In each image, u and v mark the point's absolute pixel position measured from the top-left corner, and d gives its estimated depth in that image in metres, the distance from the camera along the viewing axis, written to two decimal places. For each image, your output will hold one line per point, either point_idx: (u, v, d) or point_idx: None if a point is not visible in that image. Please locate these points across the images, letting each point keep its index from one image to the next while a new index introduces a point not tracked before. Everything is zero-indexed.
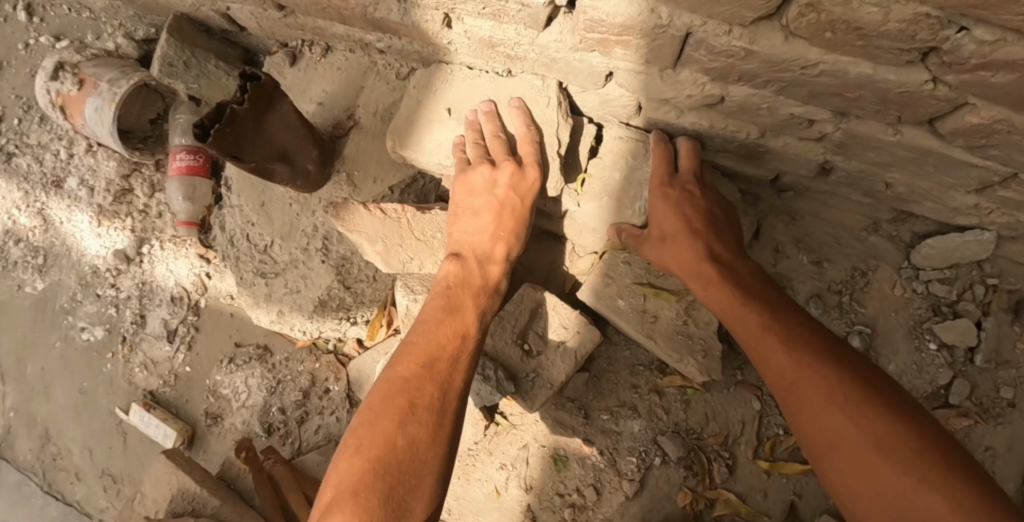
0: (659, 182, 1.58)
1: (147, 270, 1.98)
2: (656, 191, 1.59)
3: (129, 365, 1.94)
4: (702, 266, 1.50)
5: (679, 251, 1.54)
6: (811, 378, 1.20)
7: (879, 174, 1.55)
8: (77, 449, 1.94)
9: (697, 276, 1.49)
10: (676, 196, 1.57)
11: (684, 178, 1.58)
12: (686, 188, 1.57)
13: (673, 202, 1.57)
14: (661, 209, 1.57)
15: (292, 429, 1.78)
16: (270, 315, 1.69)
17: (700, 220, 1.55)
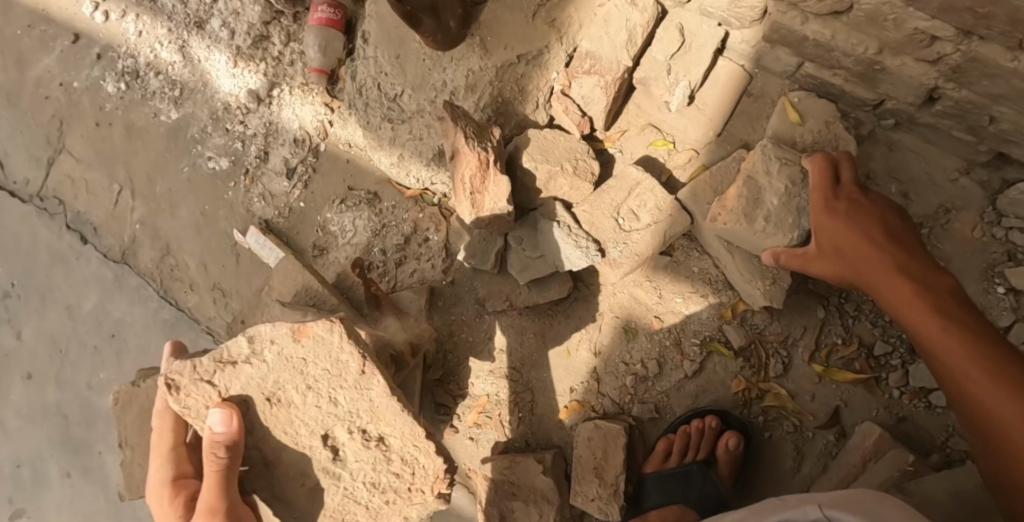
0: (825, 201, 1.54)
1: (275, 112, 2.15)
2: (823, 206, 1.54)
3: (248, 195, 2.13)
4: (891, 284, 1.43)
5: (852, 264, 1.49)
6: (994, 384, 1.24)
7: (987, 106, 1.61)
8: (194, 263, 2.15)
9: (885, 292, 1.44)
10: (846, 209, 1.52)
11: (849, 189, 1.55)
12: (852, 199, 1.54)
13: (843, 215, 1.52)
14: (835, 225, 1.51)
15: (390, 270, 1.99)
16: (391, 157, 1.95)
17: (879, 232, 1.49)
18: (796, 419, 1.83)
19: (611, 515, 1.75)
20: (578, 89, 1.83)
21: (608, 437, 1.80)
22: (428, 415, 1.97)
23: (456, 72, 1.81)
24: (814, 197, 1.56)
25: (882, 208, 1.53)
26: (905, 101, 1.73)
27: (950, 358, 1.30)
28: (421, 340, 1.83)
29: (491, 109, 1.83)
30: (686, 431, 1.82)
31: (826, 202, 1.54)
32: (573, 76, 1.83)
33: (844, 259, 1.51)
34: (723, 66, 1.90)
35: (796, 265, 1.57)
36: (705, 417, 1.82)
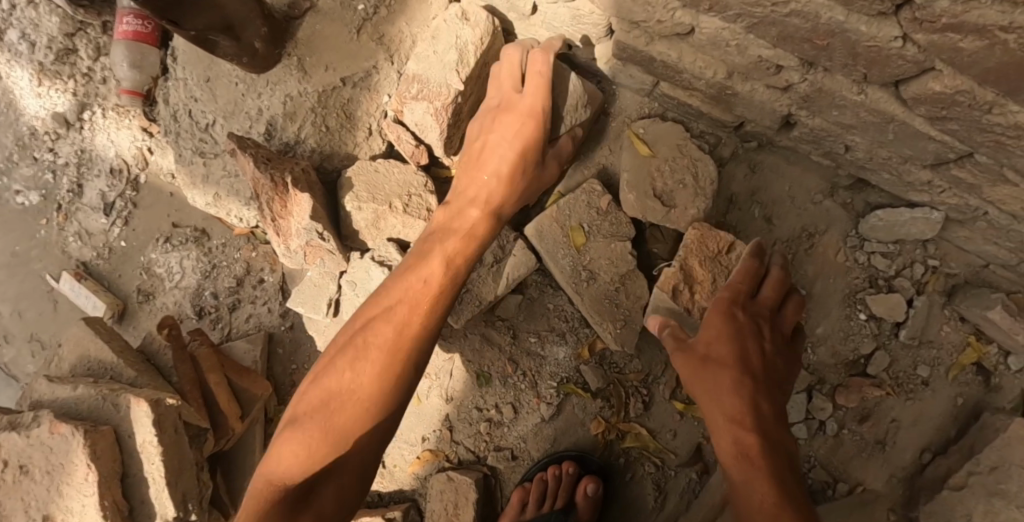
0: (726, 305, 1.46)
1: (88, 138, 1.90)
2: (720, 313, 1.46)
3: (64, 234, 1.90)
4: (741, 429, 1.38)
5: (706, 388, 1.44)
6: None
7: (841, 134, 1.51)
8: (7, 312, 1.92)
9: (730, 436, 1.39)
10: (739, 321, 1.45)
11: (758, 307, 1.48)
12: (757, 318, 1.47)
13: (737, 327, 1.45)
14: (723, 338, 1.44)
15: (223, 315, 1.80)
16: (206, 198, 1.66)
17: (757, 364, 1.43)
18: (657, 458, 1.75)
19: None
20: (410, 117, 1.62)
21: (459, 490, 1.69)
22: None
23: (273, 98, 1.62)
24: (720, 298, 1.47)
25: (775, 341, 1.48)
26: (762, 124, 1.61)
27: None
28: (251, 397, 1.68)
29: (314, 140, 1.63)
30: (543, 479, 1.72)
31: (725, 310, 1.46)
32: (403, 102, 1.59)
33: (713, 377, 1.44)
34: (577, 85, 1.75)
35: (670, 346, 1.49)
36: (562, 463, 1.72)
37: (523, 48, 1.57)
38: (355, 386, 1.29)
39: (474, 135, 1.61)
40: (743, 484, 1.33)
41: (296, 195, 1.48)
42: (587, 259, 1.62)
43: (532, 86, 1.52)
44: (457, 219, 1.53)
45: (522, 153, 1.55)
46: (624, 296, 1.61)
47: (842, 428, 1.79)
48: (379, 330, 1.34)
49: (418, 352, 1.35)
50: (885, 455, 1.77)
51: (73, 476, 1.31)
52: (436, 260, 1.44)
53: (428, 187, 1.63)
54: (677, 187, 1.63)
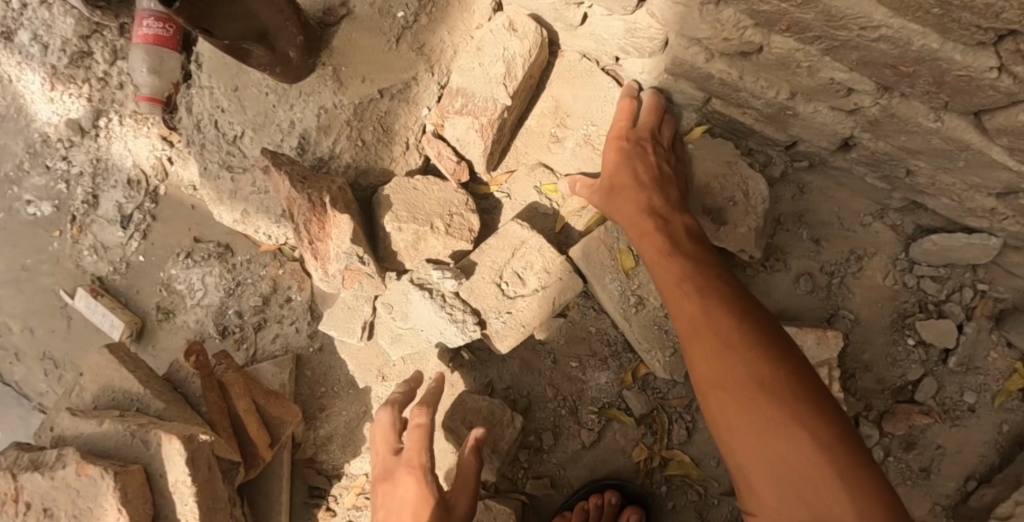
0: (616, 137, 1.55)
1: (103, 146, 1.80)
2: (608, 191, 1.53)
3: (77, 247, 1.80)
4: (653, 234, 1.42)
5: (669, 277, 1.33)
6: (779, 404, 1.07)
7: (905, 159, 1.44)
8: (18, 328, 1.83)
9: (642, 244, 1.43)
10: (642, 195, 1.48)
11: (641, 133, 1.55)
12: (640, 143, 1.53)
13: (627, 156, 1.52)
14: (634, 221, 1.47)
15: (248, 335, 1.72)
16: (233, 214, 1.58)
17: (647, 175, 1.50)
18: (700, 487, 1.68)
19: None
20: (452, 131, 1.55)
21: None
22: (299, 500, 1.73)
23: (306, 110, 1.53)
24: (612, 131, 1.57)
25: (660, 157, 1.54)
26: (818, 145, 1.55)
27: (726, 379, 1.13)
28: (280, 425, 1.59)
29: (350, 155, 1.55)
30: (584, 508, 1.65)
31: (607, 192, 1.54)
32: (445, 116, 1.54)
33: (621, 203, 1.51)
34: None
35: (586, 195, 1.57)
36: (604, 492, 1.66)
37: (391, 410, 1.47)
38: None
39: (384, 460, 1.45)
40: (722, 379, 1.14)
41: (335, 216, 1.40)
42: (636, 284, 1.55)
43: (411, 440, 1.42)
44: (395, 493, 1.41)
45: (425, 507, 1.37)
46: (672, 321, 1.54)
47: (887, 456, 1.74)
48: None
49: None
50: (929, 484, 1.72)
51: (102, 521, 1.22)
52: (406, 481, 1.39)
53: (468, 206, 1.57)
54: (727, 204, 1.56)
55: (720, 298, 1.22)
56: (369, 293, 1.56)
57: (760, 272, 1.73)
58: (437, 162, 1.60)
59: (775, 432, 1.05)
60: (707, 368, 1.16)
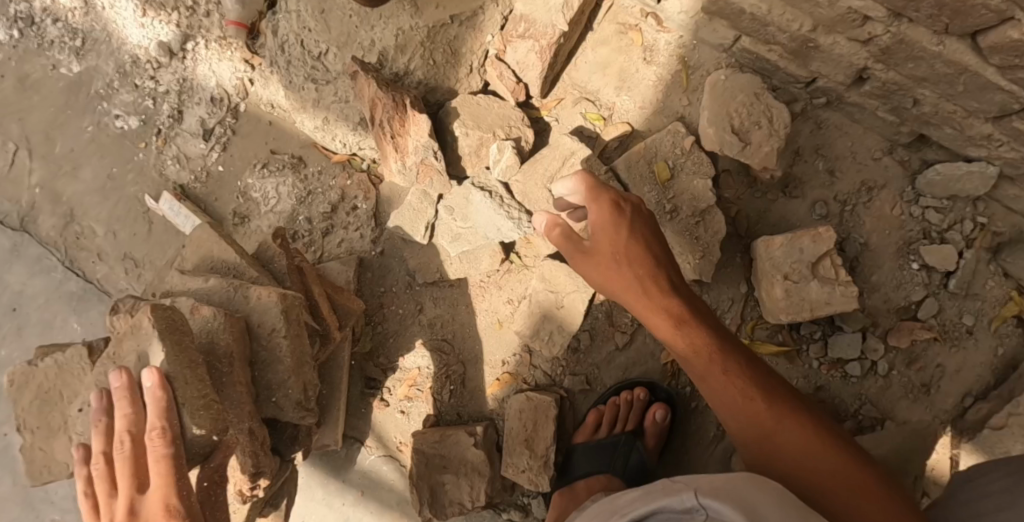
0: (614, 212, 1.48)
1: (189, 67, 1.99)
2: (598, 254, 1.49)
3: (162, 157, 1.99)
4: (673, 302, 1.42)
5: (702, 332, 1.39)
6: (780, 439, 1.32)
7: (912, 88, 1.65)
8: (101, 232, 2.01)
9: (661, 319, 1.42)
10: (616, 269, 1.47)
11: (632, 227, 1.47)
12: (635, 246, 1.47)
13: (620, 221, 1.47)
14: (610, 281, 1.47)
15: (316, 239, 1.90)
16: (315, 121, 1.84)
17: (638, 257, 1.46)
18: None
19: (540, 485, 1.76)
20: (514, 55, 1.76)
21: (538, 409, 1.79)
22: (357, 391, 1.91)
23: (385, 31, 1.70)
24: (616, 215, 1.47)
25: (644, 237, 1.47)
26: (835, 79, 1.75)
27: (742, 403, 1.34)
28: (347, 313, 1.77)
29: (422, 72, 1.75)
30: (616, 403, 1.83)
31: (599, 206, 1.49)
32: (508, 40, 1.77)
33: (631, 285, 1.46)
34: (666, 42, 1.89)
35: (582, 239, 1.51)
36: (634, 389, 1.83)
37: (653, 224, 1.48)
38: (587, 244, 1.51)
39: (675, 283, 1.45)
40: (749, 430, 1.33)
41: (415, 115, 1.67)
42: (671, 194, 1.75)
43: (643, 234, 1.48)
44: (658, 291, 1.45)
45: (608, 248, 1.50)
46: (703, 227, 1.74)
47: (891, 370, 1.89)
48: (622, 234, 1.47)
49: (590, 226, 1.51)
50: (930, 399, 1.87)
51: (216, 355, 1.37)
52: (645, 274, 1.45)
53: (524, 122, 1.79)
54: (752, 127, 1.75)
55: (721, 352, 1.37)
56: (435, 193, 1.79)
57: (780, 199, 1.92)
58: (499, 83, 1.80)
59: (782, 423, 1.31)
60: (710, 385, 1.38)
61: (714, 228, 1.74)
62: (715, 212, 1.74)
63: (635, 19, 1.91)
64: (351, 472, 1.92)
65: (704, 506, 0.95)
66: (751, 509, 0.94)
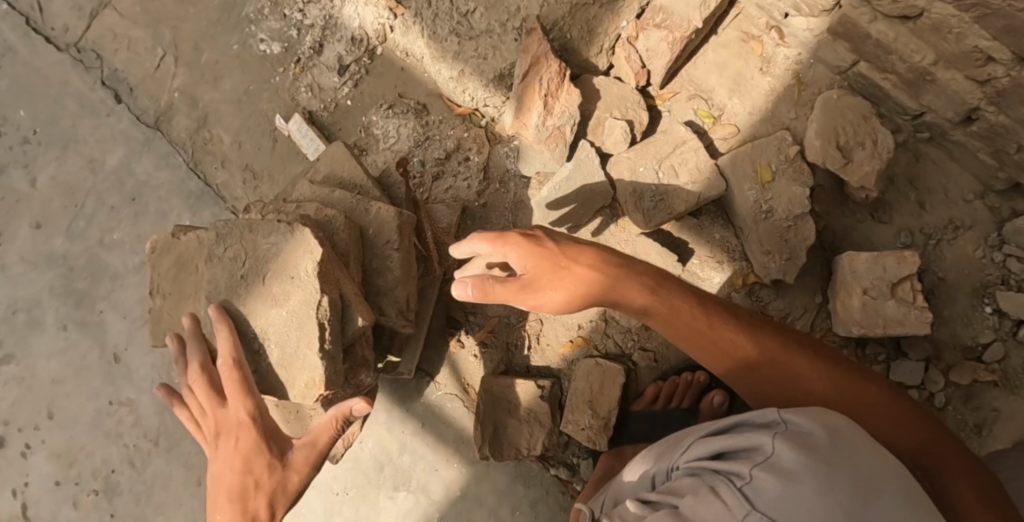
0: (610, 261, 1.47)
1: (337, 6, 2.14)
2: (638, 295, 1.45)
3: (296, 83, 2.14)
4: (702, 319, 1.40)
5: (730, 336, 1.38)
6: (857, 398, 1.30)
7: (1019, 134, 1.73)
8: (228, 141, 2.17)
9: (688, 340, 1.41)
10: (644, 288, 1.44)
11: (637, 267, 1.48)
12: (649, 279, 1.45)
13: (628, 272, 1.46)
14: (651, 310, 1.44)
15: (425, 181, 2.04)
16: (452, 72, 1.94)
17: (656, 285, 1.44)
18: None
19: (597, 443, 1.86)
20: (646, 42, 1.87)
21: (605, 373, 1.89)
22: (437, 329, 2.03)
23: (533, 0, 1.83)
24: (612, 266, 1.46)
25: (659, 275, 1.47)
26: (944, 115, 1.85)
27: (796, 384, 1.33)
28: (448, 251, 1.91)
29: (558, 43, 1.87)
30: (675, 382, 1.93)
31: (567, 263, 1.46)
32: (643, 28, 1.87)
33: (655, 308, 1.44)
34: (785, 56, 2.00)
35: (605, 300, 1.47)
36: (696, 372, 1.93)
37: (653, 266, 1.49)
38: (598, 270, 1.46)
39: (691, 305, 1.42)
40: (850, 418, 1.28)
41: (570, 87, 1.76)
42: (769, 195, 1.84)
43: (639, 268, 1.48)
44: (679, 311, 1.42)
45: (624, 276, 1.45)
46: (792, 234, 1.83)
47: (947, 404, 1.96)
48: (637, 272, 1.46)
49: (606, 272, 1.46)
50: (980, 440, 1.93)
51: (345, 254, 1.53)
52: (656, 292, 1.44)
53: (641, 105, 1.90)
54: (856, 147, 1.85)
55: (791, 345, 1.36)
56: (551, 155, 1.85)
57: (867, 221, 2.00)
58: (624, 64, 1.91)
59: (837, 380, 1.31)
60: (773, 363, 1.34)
61: (797, 233, 1.83)
62: (805, 221, 1.83)
63: (758, 30, 2.02)
64: (416, 402, 2.05)
65: (784, 418, 1.13)
66: (828, 426, 1.09)
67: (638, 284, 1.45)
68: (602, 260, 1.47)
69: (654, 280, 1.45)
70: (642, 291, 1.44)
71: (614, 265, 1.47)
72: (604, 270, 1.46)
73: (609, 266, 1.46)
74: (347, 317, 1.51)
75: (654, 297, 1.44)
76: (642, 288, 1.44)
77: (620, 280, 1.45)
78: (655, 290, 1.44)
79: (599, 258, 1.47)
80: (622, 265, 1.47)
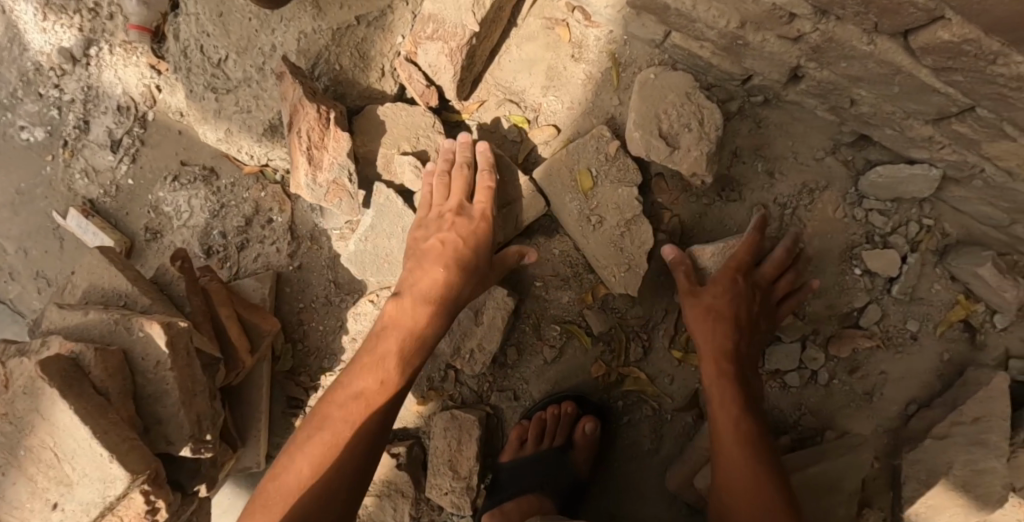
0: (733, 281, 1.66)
1: (94, 74, 1.88)
2: (708, 304, 1.65)
3: (70, 171, 1.89)
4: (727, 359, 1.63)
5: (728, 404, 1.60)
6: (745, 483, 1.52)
7: (848, 88, 1.54)
8: (11, 249, 1.93)
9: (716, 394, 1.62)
10: (715, 329, 1.65)
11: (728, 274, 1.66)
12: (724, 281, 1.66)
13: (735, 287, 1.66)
14: (702, 322, 1.66)
15: (232, 254, 1.82)
16: (217, 133, 1.68)
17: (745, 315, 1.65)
18: (654, 403, 1.78)
19: (462, 508, 1.70)
20: (424, 57, 1.64)
21: (462, 428, 1.72)
22: (279, 409, 1.84)
23: (285, 35, 1.63)
24: (724, 277, 1.66)
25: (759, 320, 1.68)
26: (770, 77, 1.65)
27: (742, 485, 1.52)
28: (261, 333, 1.70)
29: (328, 77, 1.65)
30: (541, 419, 1.76)
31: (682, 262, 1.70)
32: (417, 43, 1.63)
33: (701, 319, 1.66)
34: (596, 37, 1.78)
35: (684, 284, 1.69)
36: (562, 404, 1.76)
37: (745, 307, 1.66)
38: (721, 293, 1.66)
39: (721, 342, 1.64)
40: (736, 495, 1.53)
41: (337, 133, 1.54)
42: (594, 204, 1.66)
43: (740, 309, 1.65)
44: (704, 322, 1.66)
45: (724, 294, 1.66)
46: (628, 243, 1.65)
47: (832, 379, 1.84)
48: (720, 287, 1.66)
49: (715, 291, 1.66)
50: (872, 407, 1.83)
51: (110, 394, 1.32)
52: (723, 321, 1.65)
53: (435, 128, 1.69)
54: (681, 130, 1.65)
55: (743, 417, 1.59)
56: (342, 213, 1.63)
57: (715, 203, 1.82)
58: (407, 85, 1.68)
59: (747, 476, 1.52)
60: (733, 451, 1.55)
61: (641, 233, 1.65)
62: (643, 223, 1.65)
63: (561, 13, 1.79)
64: None
65: None
66: None
67: (716, 298, 1.66)
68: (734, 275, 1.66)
69: (742, 307, 1.65)
70: (717, 310, 1.65)
71: (725, 291, 1.66)
72: (718, 285, 1.66)
73: (730, 288, 1.65)
74: (104, 478, 1.26)
75: (716, 316, 1.65)
76: (702, 304, 1.67)
77: (719, 302, 1.66)
78: (720, 307, 1.65)
79: (721, 281, 1.66)
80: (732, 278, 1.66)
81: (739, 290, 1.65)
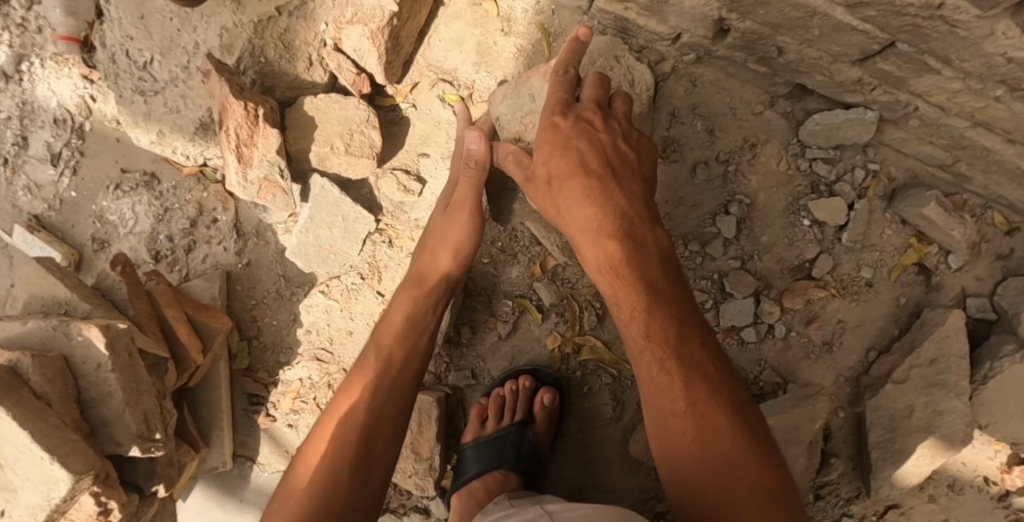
0: (555, 128, 1.44)
1: (28, 89, 1.85)
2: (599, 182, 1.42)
3: (11, 188, 1.87)
4: (630, 241, 1.39)
5: (633, 311, 1.36)
6: (681, 402, 1.29)
7: (771, 35, 1.54)
8: None
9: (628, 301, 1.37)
10: (617, 210, 1.41)
11: (579, 111, 1.45)
12: (581, 120, 1.44)
13: (563, 135, 1.44)
14: (580, 223, 1.43)
15: (179, 257, 1.82)
16: (149, 136, 1.69)
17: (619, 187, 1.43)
18: (613, 370, 1.77)
19: (426, 488, 1.72)
20: (349, 43, 1.64)
21: (420, 409, 1.72)
22: (240, 408, 1.82)
23: (208, 31, 1.65)
24: (546, 123, 1.46)
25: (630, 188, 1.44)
26: (697, 33, 1.65)
27: (677, 407, 1.29)
28: (212, 333, 1.70)
29: (255, 70, 1.65)
30: (500, 395, 1.76)
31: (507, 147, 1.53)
32: (340, 28, 1.63)
33: (575, 201, 1.43)
34: (523, 9, 1.77)
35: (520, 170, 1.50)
36: (519, 378, 1.76)
37: (598, 165, 1.43)
38: (558, 166, 1.44)
39: (624, 226, 1.40)
40: (668, 422, 1.30)
41: (264, 129, 1.56)
42: None
43: (592, 161, 1.43)
44: (578, 212, 1.43)
45: (590, 148, 1.43)
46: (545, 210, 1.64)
47: (789, 331, 1.82)
48: (551, 154, 1.44)
49: (573, 160, 1.43)
50: (833, 357, 1.81)
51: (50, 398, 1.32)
52: (616, 200, 1.41)
53: (369, 122, 1.67)
54: None
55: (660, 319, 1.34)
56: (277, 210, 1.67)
57: None
58: (338, 75, 1.70)
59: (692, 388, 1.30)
60: (660, 357, 1.32)
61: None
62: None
63: None
64: (247, 489, 1.83)
65: None
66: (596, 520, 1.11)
67: (552, 164, 1.45)
68: (582, 132, 1.44)
69: (625, 183, 1.43)
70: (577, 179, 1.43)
71: (600, 159, 1.43)
72: (551, 157, 1.45)
73: (556, 144, 1.44)
74: (48, 480, 1.25)
75: (596, 196, 1.42)
76: (543, 193, 1.47)
77: (605, 174, 1.43)
78: (598, 185, 1.42)
79: (548, 153, 1.45)
80: (556, 131, 1.45)
81: (578, 142, 1.43)
